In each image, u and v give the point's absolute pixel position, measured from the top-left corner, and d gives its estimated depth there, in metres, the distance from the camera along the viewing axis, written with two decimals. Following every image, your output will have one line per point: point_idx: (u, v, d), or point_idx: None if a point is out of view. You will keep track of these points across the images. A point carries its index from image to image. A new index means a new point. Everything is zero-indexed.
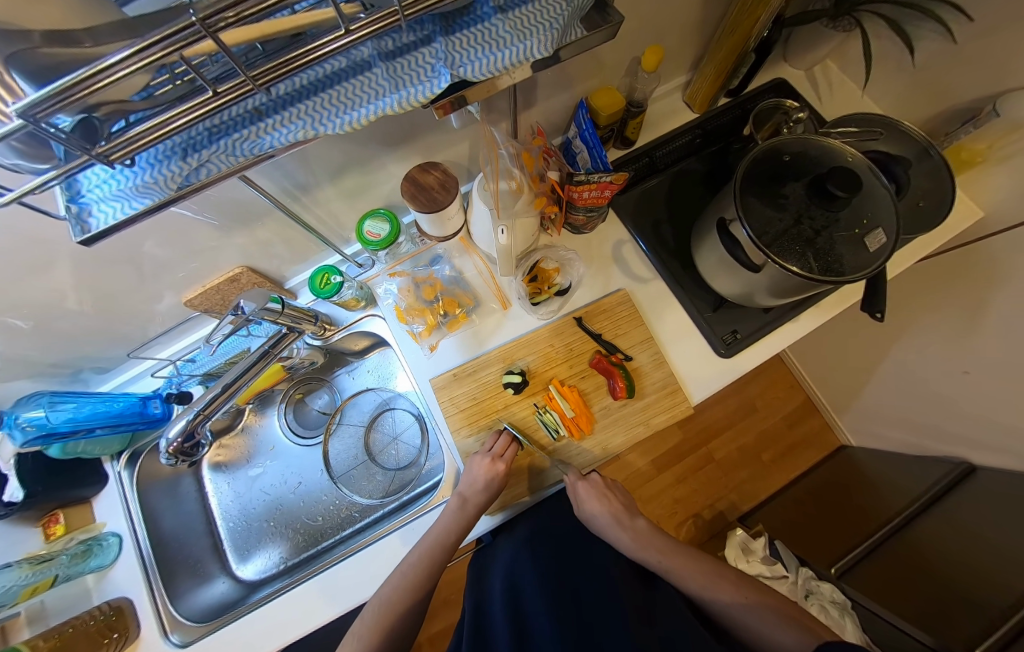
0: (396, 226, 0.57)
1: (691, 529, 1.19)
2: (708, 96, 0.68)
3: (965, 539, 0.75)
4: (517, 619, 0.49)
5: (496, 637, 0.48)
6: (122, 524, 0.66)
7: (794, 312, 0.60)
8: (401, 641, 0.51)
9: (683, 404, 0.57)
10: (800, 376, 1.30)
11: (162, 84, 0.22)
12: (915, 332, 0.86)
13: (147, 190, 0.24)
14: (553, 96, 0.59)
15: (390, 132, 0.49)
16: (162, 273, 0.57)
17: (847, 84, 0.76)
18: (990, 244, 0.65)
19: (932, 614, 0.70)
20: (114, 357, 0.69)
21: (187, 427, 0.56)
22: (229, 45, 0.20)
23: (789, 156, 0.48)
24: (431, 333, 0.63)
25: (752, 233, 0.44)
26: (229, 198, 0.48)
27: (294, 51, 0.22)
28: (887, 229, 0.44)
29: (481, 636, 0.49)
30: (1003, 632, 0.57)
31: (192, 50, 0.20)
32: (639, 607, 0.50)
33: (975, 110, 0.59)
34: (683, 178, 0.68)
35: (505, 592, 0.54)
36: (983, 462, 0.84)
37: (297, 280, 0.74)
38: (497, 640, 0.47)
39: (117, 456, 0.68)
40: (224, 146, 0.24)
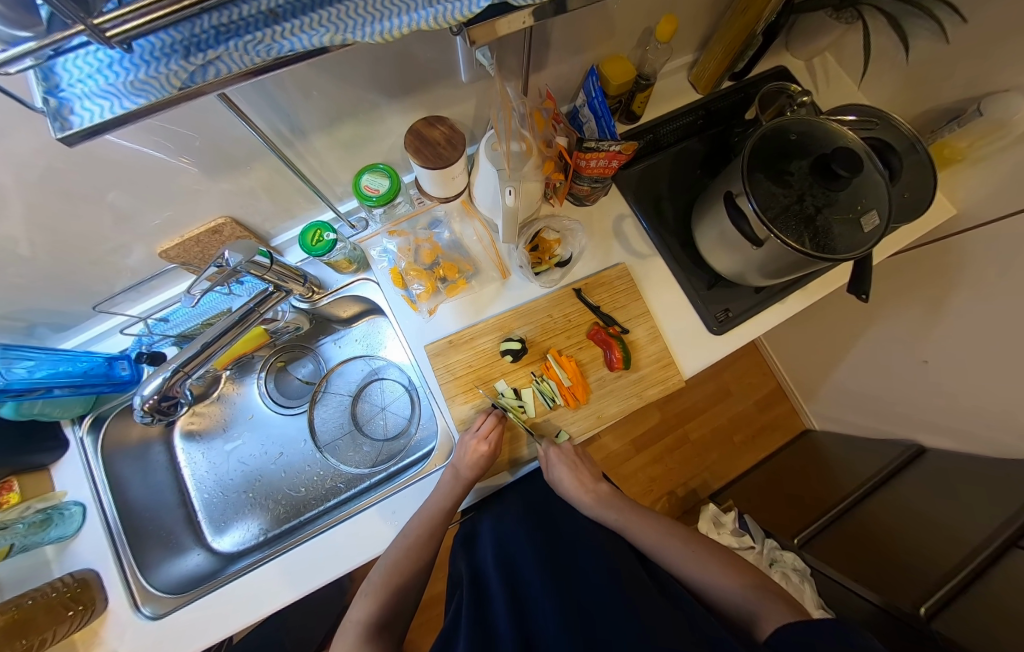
0: (397, 183, 0.54)
1: (666, 505, 1.25)
2: (713, 77, 0.68)
3: (912, 514, 0.82)
4: (509, 578, 0.49)
5: (490, 597, 0.48)
6: (85, 492, 0.61)
7: (784, 293, 0.62)
8: (392, 606, 0.50)
9: (675, 378, 0.59)
10: (774, 364, 1.37)
11: None
12: (883, 322, 0.92)
13: (144, 87, 0.22)
14: (563, 60, 0.57)
15: (393, 80, 0.46)
16: (133, 220, 0.52)
17: (843, 77, 0.78)
18: (961, 239, 0.69)
19: (878, 579, 0.77)
20: (76, 313, 0.64)
21: (164, 386, 0.52)
22: None
23: (795, 136, 0.49)
24: (429, 298, 0.61)
25: (758, 206, 0.44)
26: (213, 138, 0.44)
27: None
28: (880, 213, 0.45)
29: (477, 594, 0.50)
30: (929, 605, 0.62)
31: None
32: (626, 566, 0.52)
33: (959, 109, 0.62)
34: (684, 157, 0.68)
35: (497, 555, 0.54)
36: (933, 445, 0.93)
37: (284, 238, 0.70)
38: (492, 599, 0.48)
39: (79, 421, 0.63)
40: (237, 46, 0.22)
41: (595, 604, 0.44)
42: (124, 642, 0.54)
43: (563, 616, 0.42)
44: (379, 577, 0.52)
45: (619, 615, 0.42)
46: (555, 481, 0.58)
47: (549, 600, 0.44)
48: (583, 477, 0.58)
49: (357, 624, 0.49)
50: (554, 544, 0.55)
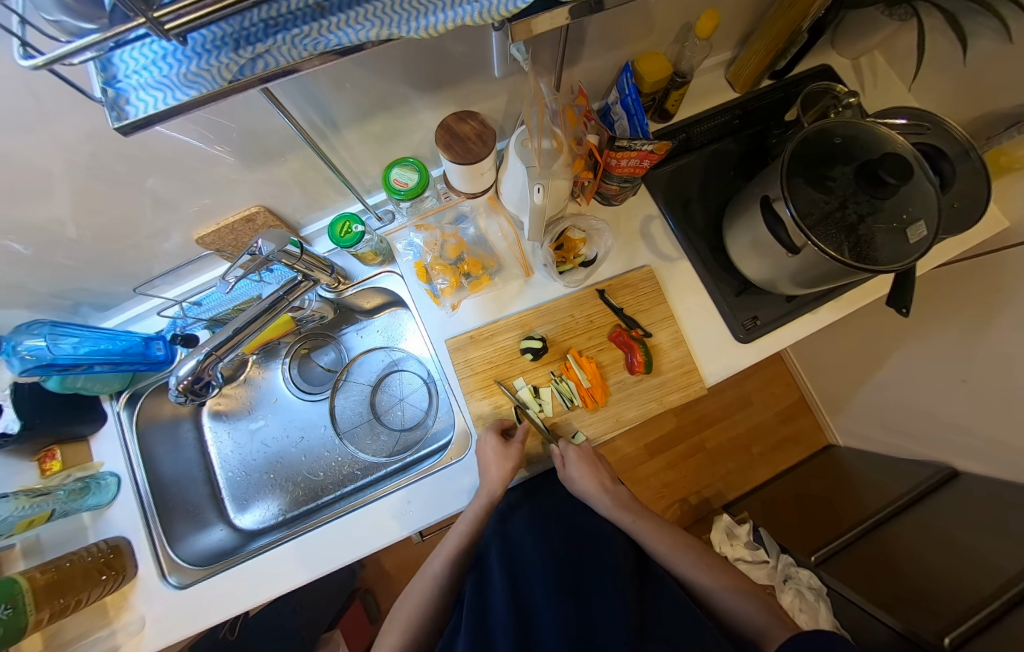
0: (426, 177, 0.55)
1: (676, 513, 1.23)
2: (752, 75, 0.65)
3: (938, 539, 0.79)
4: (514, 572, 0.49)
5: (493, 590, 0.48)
6: (120, 464, 0.65)
7: (817, 303, 0.60)
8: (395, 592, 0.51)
9: (698, 384, 0.57)
10: (797, 376, 1.32)
11: None
12: (922, 337, 0.88)
13: (195, 79, 0.23)
14: (598, 56, 0.56)
15: (429, 73, 0.46)
16: (175, 207, 0.54)
17: (892, 78, 0.74)
18: (1014, 254, 0.65)
19: (899, 604, 0.74)
20: (118, 294, 0.67)
21: (197, 368, 0.54)
22: None
23: (839, 139, 0.47)
24: (452, 293, 0.61)
25: (797, 213, 0.43)
26: (254, 129, 0.45)
27: None
28: (929, 223, 0.43)
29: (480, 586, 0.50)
30: (953, 636, 0.60)
31: None
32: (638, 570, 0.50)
33: (1021, 116, 0.58)
34: (718, 158, 0.66)
35: None
36: (968, 469, 0.88)
37: (313, 229, 0.71)
38: (497, 593, 0.47)
39: (116, 396, 0.67)
40: (284, 39, 0.23)
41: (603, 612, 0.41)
42: (152, 608, 0.57)
43: (567, 625, 0.39)
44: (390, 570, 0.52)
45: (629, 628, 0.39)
46: (574, 484, 0.55)
47: (552, 600, 0.42)
48: (603, 478, 0.56)
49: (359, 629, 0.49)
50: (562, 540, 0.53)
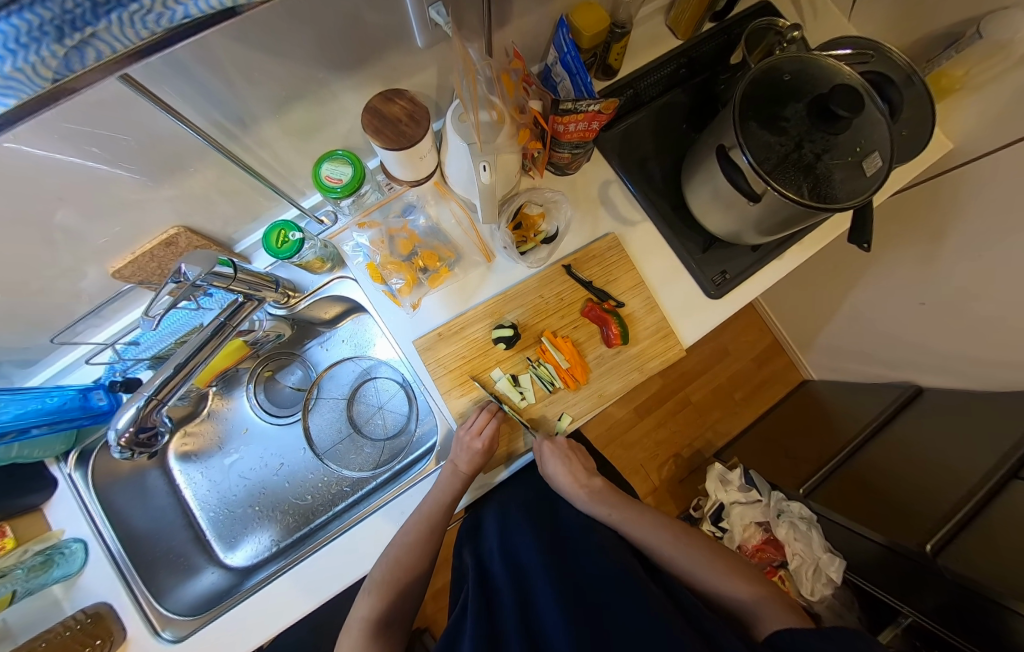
0: (360, 170, 0.50)
1: (673, 469, 1.28)
2: (693, 19, 0.62)
3: (913, 451, 0.84)
4: (511, 568, 0.49)
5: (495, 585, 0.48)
6: (85, 528, 0.60)
7: (779, 249, 0.60)
8: (401, 604, 0.51)
9: (675, 347, 0.57)
10: (770, 321, 1.37)
11: None
12: (879, 267, 0.91)
13: (6, 84, 0.16)
14: (528, 12, 0.51)
15: (341, 50, 0.41)
16: (73, 241, 0.47)
17: (830, 7, 0.72)
18: (959, 174, 0.67)
19: (883, 518, 0.79)
20: (37, 347, 0.60)
21: (139, 416, 0.49)
22: None
23: (789, 76, 0.45)
24: (411, 291, 0.57)
25: (753, 159, 0.41)
26: (147, 138, 0.39)
27: None
28: (883, 154, 0.43)
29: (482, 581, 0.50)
30: (937, 537, 0.64)
31: None
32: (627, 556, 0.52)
33: (958, 32, 0.58)
34: (669, 110, 0.63)
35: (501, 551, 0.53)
36: (931, 384, 0.93)
37: (249, 243, 0.65)
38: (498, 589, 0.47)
39: (64, 458, 0.61)
40: (118, 18, 0.16)
41: (598, 589, 0.43)
42: None
43: (566, 598, 0.41)
44: (381, 571, 0.51)
45: (626, 603, 0.41)
46: (551, 476, 0.56)
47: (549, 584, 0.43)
48: (577, 472, 0.57)
49: (362, 620, 0.49)
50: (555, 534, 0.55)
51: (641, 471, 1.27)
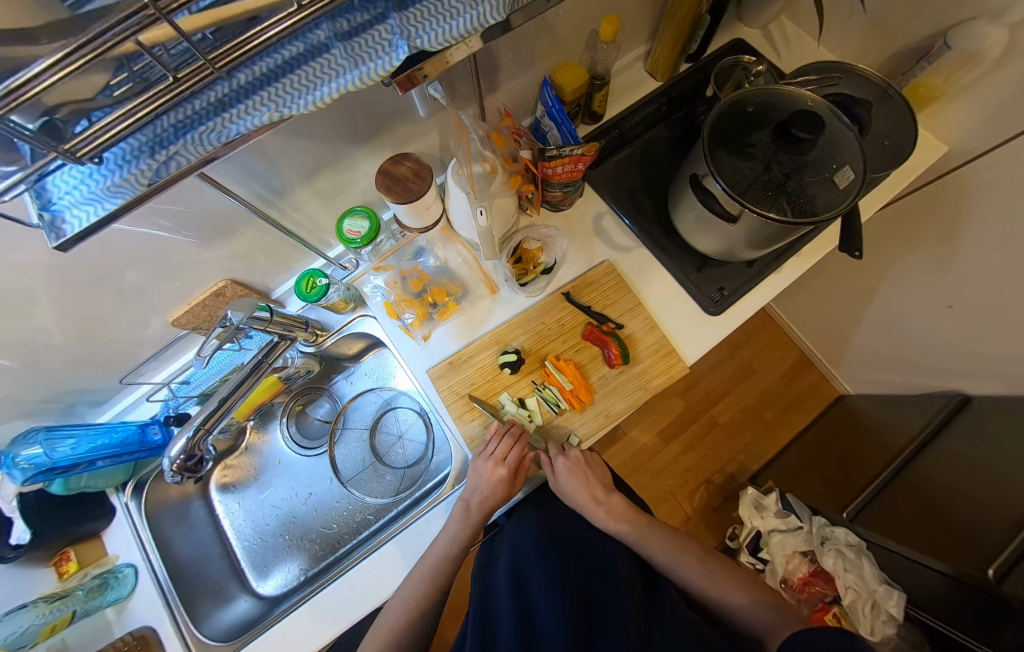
0: (376, 222, 0.57)
1: (704, 495, 1.21)
2: (669, 62, 0.69)
3: (967, 465, 0.77)
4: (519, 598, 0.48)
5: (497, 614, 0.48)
6: (136, 554, 0.65)
7: (777, 263, 0.61)
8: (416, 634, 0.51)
9: (679, 365, 0.58)
10: (793, 334, 1.32)
11: (121, 82, 0.24)
12: (897, 272, 0.89)
13: (118, 190, 0.25)
14: (517, 77, 0.59)
15: (359, 127, 0.49)
16: (144, 296, 0.56)
17: (802, 37, 0.77)
18: (960, 175, 0.67)
19: (938, 543, 0.72)
20: (107, 388, 0.69)
21: (189, 445, 0.56)
22: (188, 31, 0.22)
23: (753, 107, 0.49)
24: (423, 324, 0.63)
25: (726, 185, 0.44)
26: (204, 210, 0.48)
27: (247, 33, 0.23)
28: (854, 167, 0.45)
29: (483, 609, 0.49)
30: (1004, 557, 0.58)
31: (151, 37, 0.21)
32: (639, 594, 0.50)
33: (928, 47, 0.61)
34: (654, 145, 0.69)
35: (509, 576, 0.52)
36: (976, 391, 0.87)
37: (283, 289, 0.73)
38: (499, 621, 0.46)
39: (122, 488, 0.68)
40: (192, 138, 0.25)
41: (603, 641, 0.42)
42: None
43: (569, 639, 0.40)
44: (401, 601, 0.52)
45: None
46: (567, 495, 0.58)
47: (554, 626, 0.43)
48: (594, 490, 0.58)
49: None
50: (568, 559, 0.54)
51: (670, 498, 1.21)
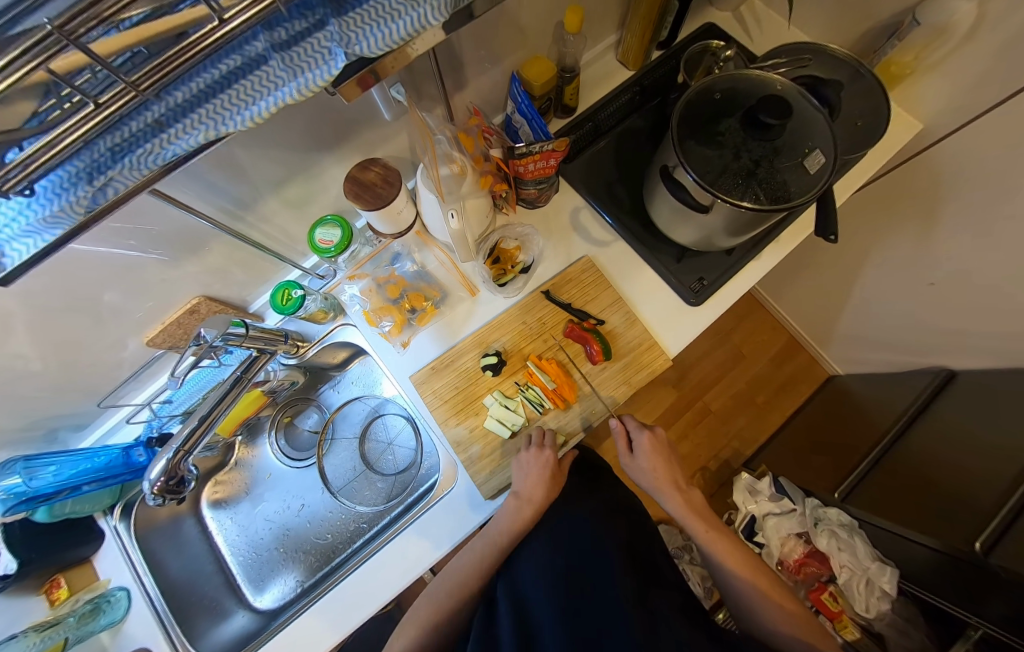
0: (348, 230, 0.56)
1: (701, 483, 1.22)
2: (639, 51, 0.68)
3: (954, 439, 0.78)
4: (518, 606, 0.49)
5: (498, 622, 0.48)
6: (128, 577, 0.65)
7: (756, 249, 0.61)
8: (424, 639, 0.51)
9: (661, 358, 0.58)
10: (781, 318, 1.32)
11: (50, 108, 0.24)
12: (878, 252, 0.89)
13: (55, 221, 0.25)
14: (483, 73, 0.58)
15: (322, 134, 0.48)
16: (115, 318, 0.55)
17: (774, 19, 0.76)
18: (936, 152, 0.66)
19: (927, 519, 0.72)
20: (87, 412, 0.68)
21: (169, 466, 0.55)
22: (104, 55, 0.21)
23: (720, 94, 0.48)
24: (401, 331, 0.62)
25: (695, 175, 0.44)
26: (166, 227, 0.47)
27: (177, 48, 0.22)
28: (825, 150, 0.45)
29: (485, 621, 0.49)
30: (990, 530, 0.59)
31: (65, 64, 0.21)
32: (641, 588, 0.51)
33: (898, 23, 0.60)
34: (629, 136, 0.68)
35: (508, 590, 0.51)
36: (961, 366, 0.87)
37: (261, 303, 0.72)
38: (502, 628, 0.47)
39: (111, 510, 0.67)
40: (129, 162, 0.26)
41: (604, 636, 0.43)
42: None
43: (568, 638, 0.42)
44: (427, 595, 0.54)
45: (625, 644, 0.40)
46: (641, 471, 0.63)
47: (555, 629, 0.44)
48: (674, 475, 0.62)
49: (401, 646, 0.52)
50: (573, 560, 0.54)
51: None
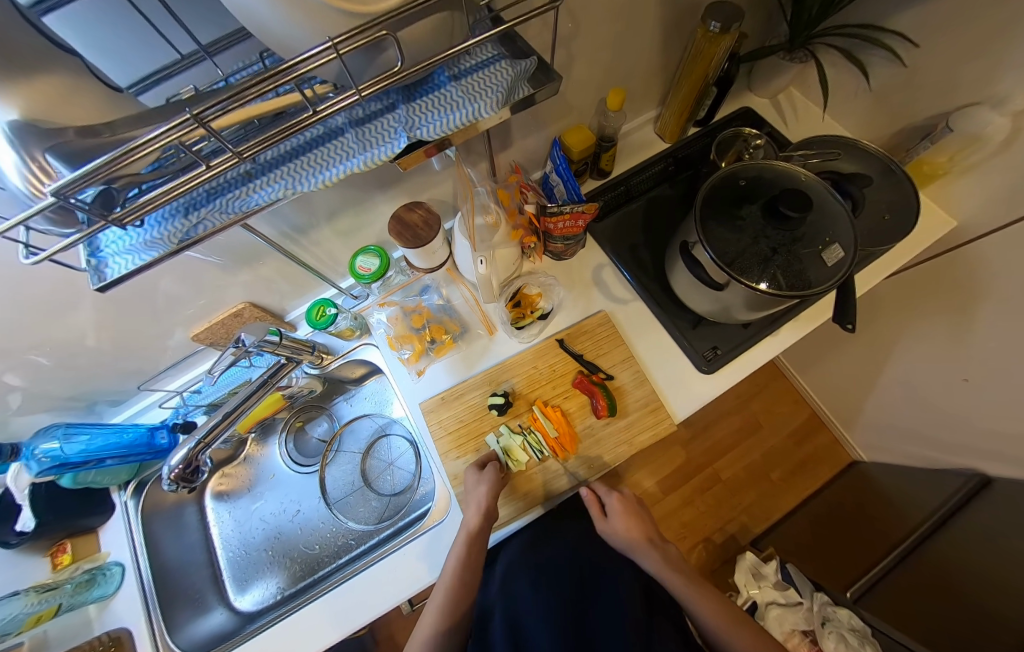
0: (386, 260, 0.62)
1: (701, 555, 1.15)
2: (677, 126, 0.72)
3: (990, 554, 0.71)
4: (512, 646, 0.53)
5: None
6: (125, 553, 0.68)
7: (773, 326, 0.61)
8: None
9: (666, 422, 0.58)
10: (804, 392, 1.28)
11: (169, 157, 0.29)
12: (910, 340, 0.86)
13: (152, 245, 0.29)
14: (529, 136, 0.64)
15: (379, 178, 0.54)
16: (172, 310, 0.61)
17: (810, 110, 0.80)
18: (970, 250, 0.66)
19: (952, 638, 0.66)
20: (126, 392, 0.74)
21: (188, 455, 0.58)
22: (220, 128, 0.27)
23: (745, 181, 0.51)
24: (419, 359, 0.65)
25: (713, 254, 0.46)
26: (232, 240, 0.53)
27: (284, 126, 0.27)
28: (846, 245, 0.46)
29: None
30: None
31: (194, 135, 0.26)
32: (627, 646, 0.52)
33: (932, 126, 0.63)
34: (658, 203, 0.71)
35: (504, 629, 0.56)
36: (997, 473, 0.81)
37: (297, 313, 0.78)
38: None
39: (125, 485, 0.71)
40: (218, 206, 0.30)
41: None
42: None
43: None
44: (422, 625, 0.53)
45: None
46: (611, 533, 0.61)
47: None
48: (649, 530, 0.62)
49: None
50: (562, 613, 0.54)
51: None
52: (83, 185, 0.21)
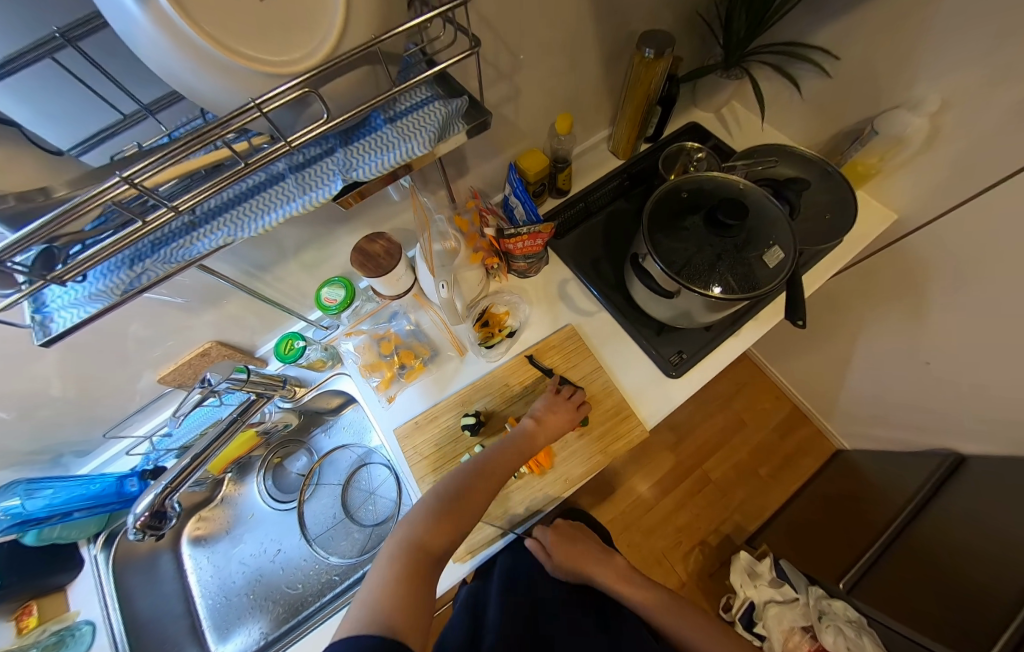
0: (351, 290, 0.63)
1: (698, 558, 1.14)
2: (629, 140, 0.74)
3: (968, 529, 0.73)
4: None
5: None
6: (96, 610, 0.64)
7: (733, 327, 0.64)
8: None
9: (636, 429, 0.59)
10: (783, 386, 1.30)
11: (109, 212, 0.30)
12: (871, 329, 0.89)
13: (96, 298, 0.30)
14: (485, 162, 0.66)
15: (338, 212, 0.55)
16: (135, 354, 0.60)
17: (752, 120, 0.85)
18: (911, 241, 0.70)
19: (940, 618, 0.67)
20: (92, 441, 0.72)
21: (154, 502, 0.57)
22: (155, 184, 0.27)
23: (687, 192, 0.54)
24: (389, 386, 0.65)
25: (661, 265, 0.48)
26: (193, 282, 0.53)
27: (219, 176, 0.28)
28: (785, 247, 0.49)
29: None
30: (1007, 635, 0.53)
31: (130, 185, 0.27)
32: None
33: (860, 130, 0.68)
34: (615, 217, 0.74)
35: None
36: (970, 451, 0.83)
37: (267, 348, 0.78)
38: None
39: (94, 538, 0.68)
40: (161, 256, 0.31)
41: None
42: None
43: None
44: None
45: None
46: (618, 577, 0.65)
47: None
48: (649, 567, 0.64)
49: None
50: None
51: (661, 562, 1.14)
52: (20, 248, 0.21)
